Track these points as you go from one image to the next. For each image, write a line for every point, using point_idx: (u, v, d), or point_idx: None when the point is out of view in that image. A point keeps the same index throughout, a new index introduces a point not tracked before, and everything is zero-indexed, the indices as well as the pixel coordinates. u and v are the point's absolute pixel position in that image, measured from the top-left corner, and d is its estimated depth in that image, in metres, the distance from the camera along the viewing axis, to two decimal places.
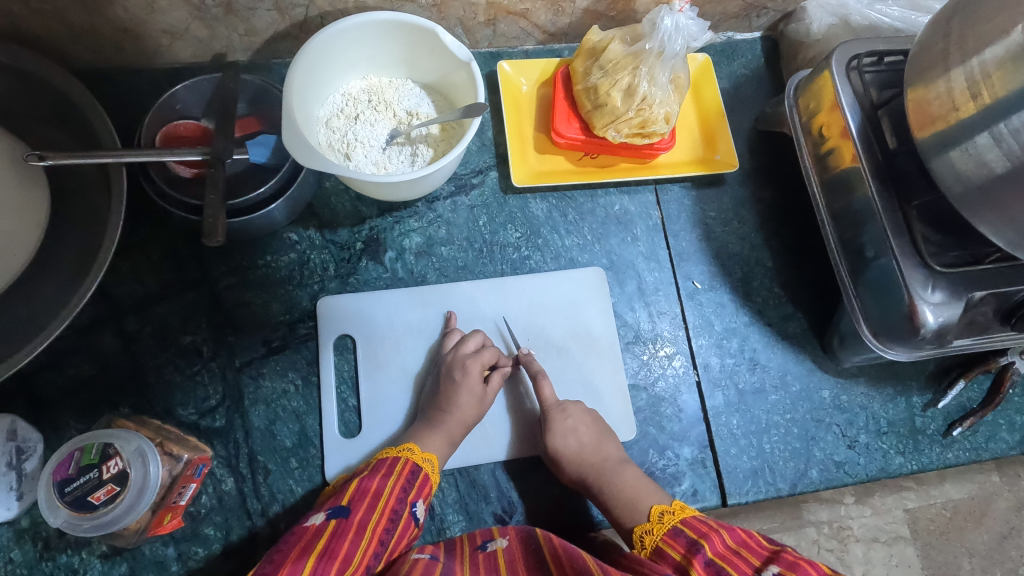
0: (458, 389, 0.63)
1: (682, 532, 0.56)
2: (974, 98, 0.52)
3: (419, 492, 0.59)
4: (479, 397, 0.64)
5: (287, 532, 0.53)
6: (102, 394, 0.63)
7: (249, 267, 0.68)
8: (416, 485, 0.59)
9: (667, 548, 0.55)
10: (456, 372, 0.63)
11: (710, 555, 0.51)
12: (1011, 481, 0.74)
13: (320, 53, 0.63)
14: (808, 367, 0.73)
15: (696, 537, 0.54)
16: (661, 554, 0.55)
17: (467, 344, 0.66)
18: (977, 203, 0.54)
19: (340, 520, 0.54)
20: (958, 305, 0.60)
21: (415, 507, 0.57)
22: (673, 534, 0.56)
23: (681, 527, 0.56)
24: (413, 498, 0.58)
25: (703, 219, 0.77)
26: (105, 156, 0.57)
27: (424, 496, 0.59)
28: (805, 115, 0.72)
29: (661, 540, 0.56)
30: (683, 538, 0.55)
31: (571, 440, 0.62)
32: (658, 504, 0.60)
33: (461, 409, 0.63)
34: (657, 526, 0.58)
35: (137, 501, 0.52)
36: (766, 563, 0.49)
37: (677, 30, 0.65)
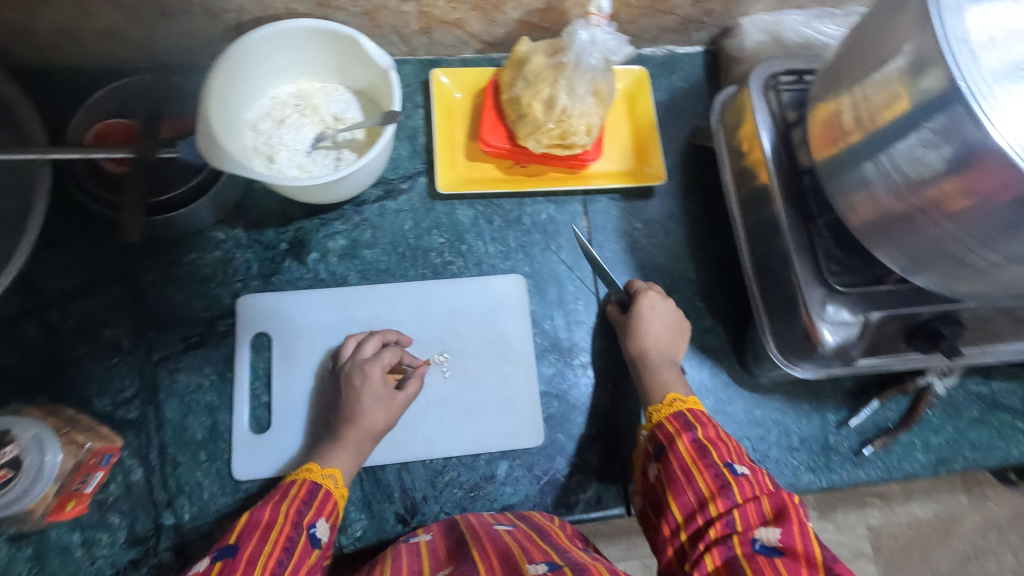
0: (360, 394, 0.63)
1: (686, 414, 0.59)
2: (857, 123, 0.52)
3: (318, 509, 0.57)
4: (387, 405, 0.64)
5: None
6: (22, 383, 0.65)
7: (174, 264, 0.70)
8: (316, 504, 0.57)
9: (666, 421, 0.59)
10: (354, 378, 0.64)
11: (699, 436, 0.56)
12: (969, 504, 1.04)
13: (244, 57, 0.65)
14: (723, 380, 0.73)
15: (694, 421, 0.58)
16: (660, 427, 0.59)
17: (365, 348, 0.66)
18: (867, 226, 0.55)
19: (227, 561, 0.49)
20: (857, 326, 0.61)
21: (315, 526, 0.55)
22: (675, 415, 0.59)
23: (686, 411, 0.60)
24: (312, 516, 0.56)
25: (629, 231, 0.78)
26: (28, 153, 0.60)
27: (325, 512, 0.57)
28: (728, 131, 0.73)
29: (665, 416, 0.60)
30: (683, 418, 0.59)
31: (649, 321, 0.68)
32: (674, 392, 0.63)
33: (366, 416, 0.63)
34: (667, 407, 0.61)
35: (31, 487, 0.54)
36: (743, 463, 0.54)
37: (593, 44, 0.66)
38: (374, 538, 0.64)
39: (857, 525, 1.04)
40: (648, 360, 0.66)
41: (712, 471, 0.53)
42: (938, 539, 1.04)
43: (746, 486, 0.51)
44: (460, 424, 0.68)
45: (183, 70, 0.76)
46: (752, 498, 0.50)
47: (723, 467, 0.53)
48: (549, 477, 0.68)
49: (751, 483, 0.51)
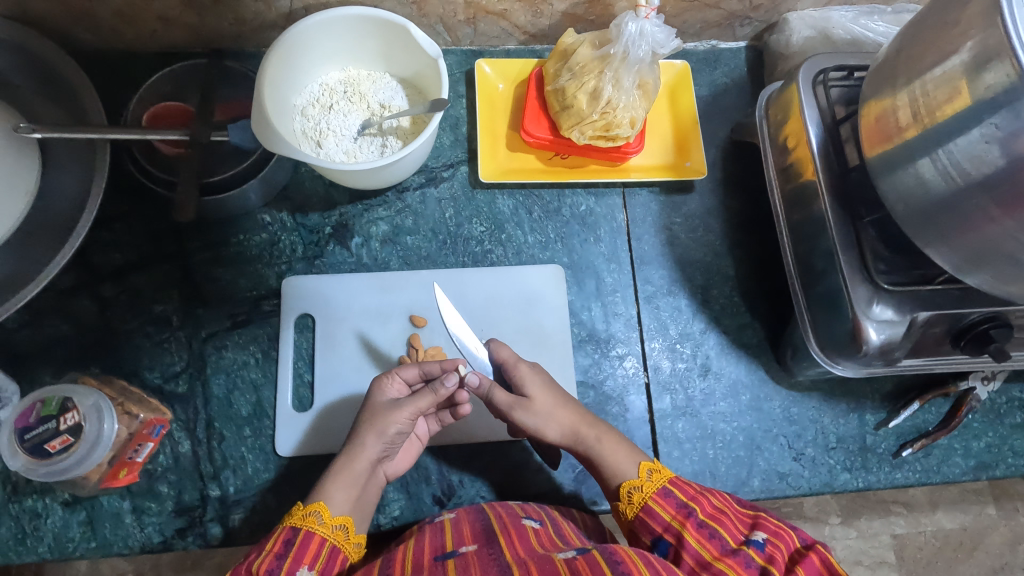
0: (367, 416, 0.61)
1: (671, 490, 0.58)
2: (914, 118, 0.52)
3: (299, 557, 0.52)
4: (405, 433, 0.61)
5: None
6: (76, 353, 0.67)
7: (222, 244, 0.71)
8: (297, 550, 0.52)
9: (658, 508, 0.57)
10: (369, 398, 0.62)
11: (701, 517, 0.55)
12: (1007, 514, 1.01)
13: (297, 43, 0.66)
14: (760, 377, 0.73)
15: (687, 500, 0.56)
16: (650, 512, 0.57)
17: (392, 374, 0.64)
18: (920, 223, 0.54)
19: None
20: (903, 325, 0.60)
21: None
22: (663, 494, 0.57)
23: (670, 487, 0.58)
24: (290, 567, 0.51)
25: (668, 225, 0.78)
26: (93, 132, 0.62)
27: (308, 558, 0.53)
28: (773, 126, 0.72)
29: (651, 498, 0.57)
30: (674, 498, 0.57)
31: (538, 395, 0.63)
32: (646, 460, 0.61)
33: (369, 441, 0.60)
34: (646, 484, 0.59)
35: (91, 454, 0.56)
36: (753, 529, 0.53)
37: (641, 36, 0.65)
38: (412, 518, 0.66)
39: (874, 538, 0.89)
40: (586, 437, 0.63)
41: (734, 554, 0.50)
42: (962, 552, 1.02)
43: (776, 559, 0.50)
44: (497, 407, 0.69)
45: (234, 55, 0.78)
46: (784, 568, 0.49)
47: (742, 544, 0.52)
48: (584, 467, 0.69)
49: (773, 550, 0.50)
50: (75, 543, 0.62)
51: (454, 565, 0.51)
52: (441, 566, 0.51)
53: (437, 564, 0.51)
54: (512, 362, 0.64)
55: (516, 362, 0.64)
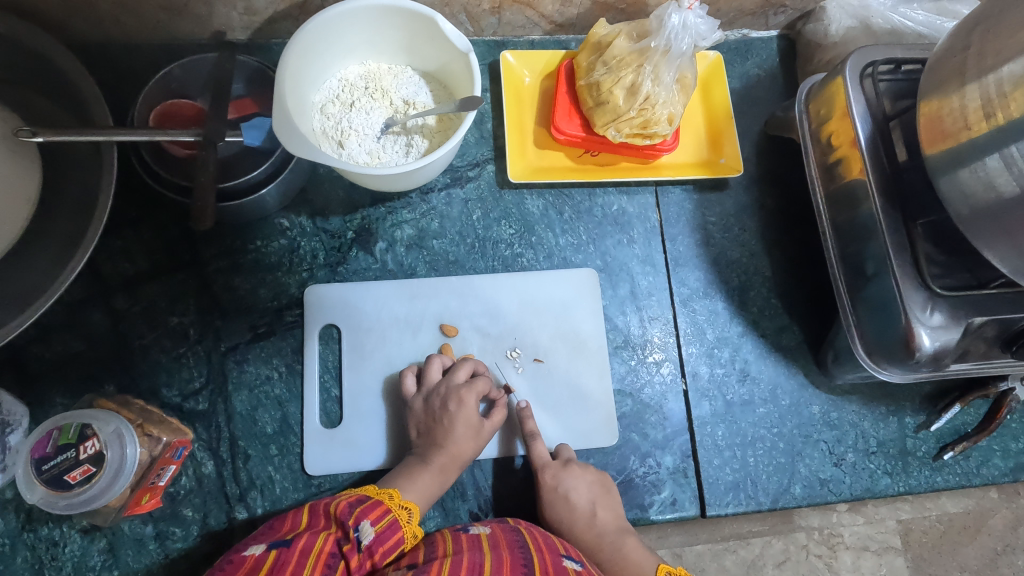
0: (448, 425, 0.62)
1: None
2: (987, 118, 0.49)
3: (365, 511, 0.54)
4: (475, 429, 0.63)
5: (223, 561, 0.48)
6: (89, 370, 0.63)
7: (239, 251, 0.67)
8: (367, 505, 0.55)
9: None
10: (451, 403, 0.62)
11: None
12: (1011, 500, 0.85)
13: (317, 35, 0.62)
14: (799, 381, 0.71)
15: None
16: None
17: (432, 371, 0.64)
18: (982, 226, 0.52)
19: (282, 550, 0.49)
20: (957, 330, 0.58)
21: (359, 528, 0.52)
22: None
23: None
24: (357, 516, 0.53)
25: (703, 224, 0.75)
26: (95, 134, 0.56)
27: (374, 515, 0.54)
28: (815, 122, 0.69)
29: None
30: None
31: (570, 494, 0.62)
32: (664, 564, 0.62)
33: (456, 442, 0.62)
34: None
35: (113, 483, 0.53)
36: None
37: (684, 29, 0.62)
38: None
39: (888, 515, 0.83)
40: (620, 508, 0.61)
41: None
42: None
43: None
44: (541, 407, 0.68)
45: (244, 48, 0.73)
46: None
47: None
48: (623, 478, 0.67)
49: None
50: (96, 573, 0.59)
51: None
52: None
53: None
54: (551, 463, 0.64)
55: (550, 463, 0.64)
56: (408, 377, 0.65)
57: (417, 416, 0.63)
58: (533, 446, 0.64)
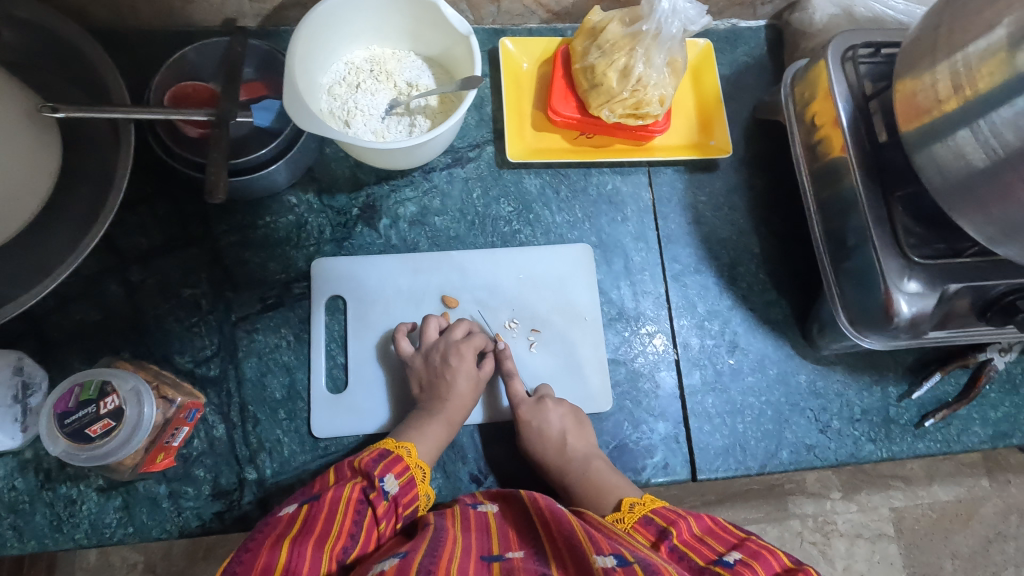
0: (450, 378, 0.65)
1: (650, 519, 0.58)
2: (957, 92, 0.52)
3: (389, 465, 0.56)
4: (475, 381, 0.67)
5: (260, 522, 0.50)
6: (105, 339, 0.66)
7: (250, 226, 0.71)
8: (390, 459, 0.57)
9: (636, 535, 0.58)
10: (451, 358, 0.66)
11: (676, 541, 0.55)
12: None
13: (325, 19, 0.65)
14: (786, 352, 0.74)
15: (667, 524, 0.57)
16: (630, 541, 0.58)
17: (429, 330, 0.68)
18: (954, 195, 0.55)
19: (313, 504, 0.51)
20: (933, 297, 0.61)
21: (385, 480, 0.55)
22: (644, 522, 0.58)
23: (651, 515, 0.59)
24: (383, 468, 0.56)
25: (694, 203, 0.78)
26: (115, 112, 0.59)
27: (396, 469, 0.57)
28: (799, 103, 0.73)
29: (632, 528, 0.58)
30: (653, 526, 0.58)
31: (559, 428, 0.64)
32: (629, 495, 0.62)
33: (458, 395, 0.65)
34: (629, 516, 0.60)
35: (131, 437, 0.56)
36: (729, 549, 0.53)
37: (674, 13, 0.66)
38: (450, 496, 0.66)
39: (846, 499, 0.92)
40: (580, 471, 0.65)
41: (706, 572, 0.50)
42: (914, 532, 1.07)
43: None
44: (541, 377, 0.71)
45: (254, 35, 0.76)
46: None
47: (712, 562, 0.52)
48: (617, 442, 0.70)
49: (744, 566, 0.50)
50: (112, 530, 0.62)
51: (499, 569, 0.48)
52: (485, 568, 0.48)
53: (482, 563, 0.48)
54: (527, 399, 0.67)
55: (528, 398, 0.67)
56: (405, 339, 0.67)
57: (419, 372, 0.66)
58: (513, 384, 0.68)
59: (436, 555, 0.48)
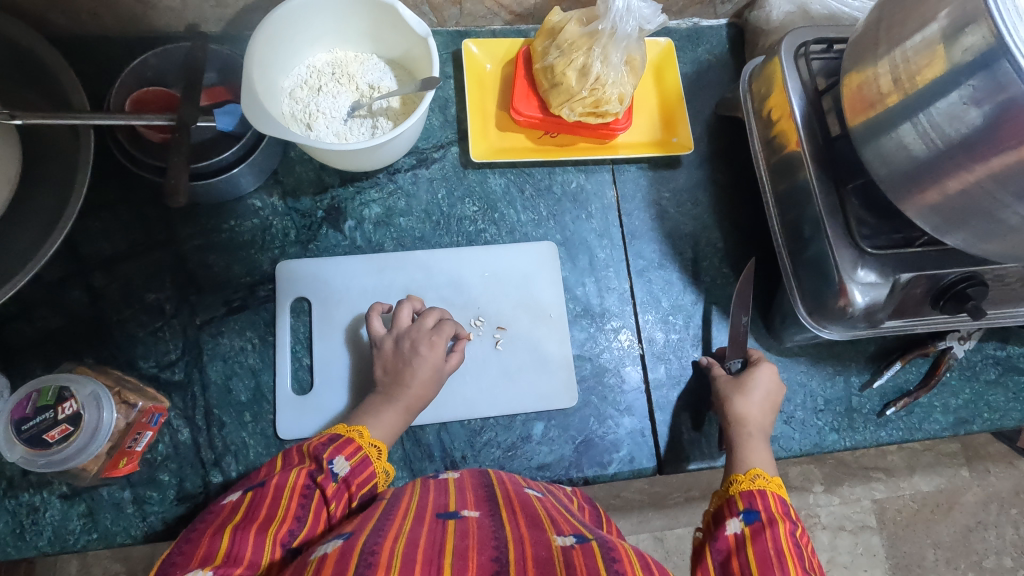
0: (415, 365, 0.64)
1: (786, 503, 0.56)
2: (897, 86, 0.53)
3: (339, 448, 0.57)
4: (438, 370, 0.66)
5: (202, 514, 0.51)
6: (67, 345, 0.66)
7: (214, 230, 0.71)
8: (339, 443, 0.57)
9: (768, 498, 0.55)
10: (420, 346, 0.65)
11: (795, 535, 0.52)
12: None
13: (283, 23, 0.66)
14: (750, 345, 0.75)
15: (794, 518, 0.54)
16: (759, 497, 0.56)
17: (401, 315, 0.67)
18: (900, 185, 0.57)
19: (258, 490, 0.52)
20: (886, 287, 0.62)
21: (334, 462, 0.55)
22: (779, 499, 0.56)
23: (788, 502, 0.56)
24: (332, 451, 0.56)
25: (657, 200, 0.79)
26: (73, 118, 0.59)
27: (347, 451, 0.57)
28: (757, 99, 0.74)
29: (768, 491, 0.56)
30: (783, 507, 0.55)
31: (759, 394, 0.66)
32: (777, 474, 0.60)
33: (420, 383, 0.64)
34: (772, 484, 0.58)
35: (90, 442, 0.56)
36: None
37: (629, 12, 0.66)
38: None
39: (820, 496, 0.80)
40: (742, 429, 0.65)
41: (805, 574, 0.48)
42: (897, 521, 1.09)
43: None
44: (507, 373, 0.71)
45: (216, 39, 0.76)
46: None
47: None
48: (583, 437, 0.70)
49: None
50: (76, 536, 0.61)
51: (453, 526, 0.48)
52: (441, 527, 0.48)
53: (437, 520, 0.49)
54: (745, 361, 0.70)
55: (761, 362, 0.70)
56: (378, 319, 0.68)
57: (386, 356, 0.66)
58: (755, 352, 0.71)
59: (382, 533, 0.46)
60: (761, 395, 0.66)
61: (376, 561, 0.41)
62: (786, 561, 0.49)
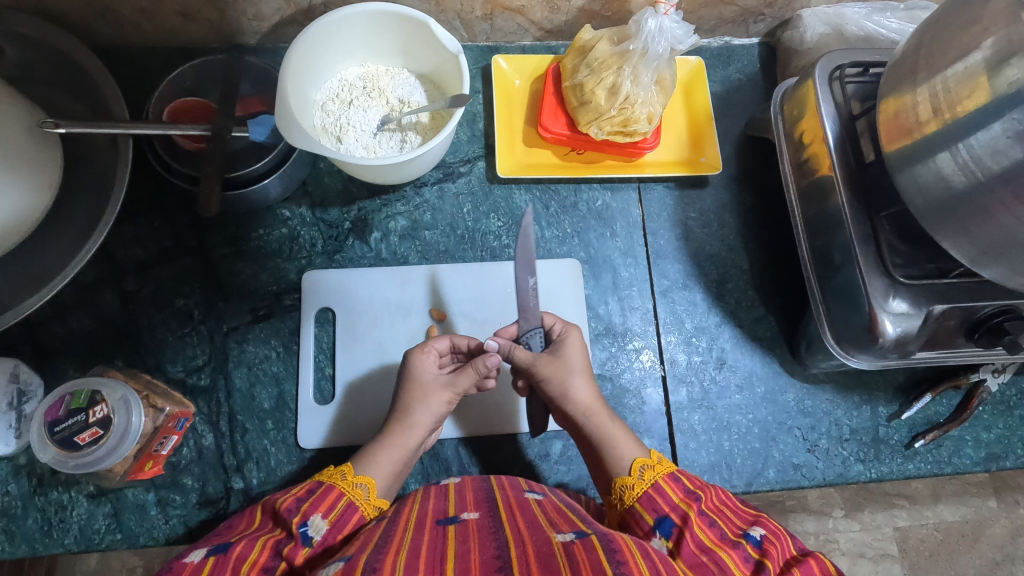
0: (422, 391, 0.62)
1: (678, 478, 0.55)
2: (936, 114, 0.52)
3: (315, 504, 0.52)
4: (426, 384, 0.62)
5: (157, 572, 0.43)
6: (99, 347, 0.68)
7: (243, 238, 0.72)
8: (316, 497, 0.53)
9: (668, 487, 0.54)
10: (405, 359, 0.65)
11: (705, 507, 0.52)
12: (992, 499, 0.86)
13: (319, 37, 0.67)
14: (774, 370, 0.74)
15: (695, 487, 0.54)
16: (659, 491, 0.54)
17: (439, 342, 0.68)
18: (936, 217, 0.55)
19: (218, 557, 0.46)
20: (919, 318, 0.60)
21: (308, 522, 0.50)
22: (673, 479, 0.55)
23: (677, 473, 0.56)
24: (305, 511, 0.51)
25: (683, 219, 0.78)
26: (114, 127, 0.61)
27: (323, 508, 0.52)
28: (788, 122, 0.73)
29: (660, 479, 0.55)
30: (682, 485, 0.54)
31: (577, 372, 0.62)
32: (640, 457, 0.58)
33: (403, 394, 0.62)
34: (658, 466, 0.56)
35: (119, 446, 0.57)
36: (753, 525, 0.50)
37: (661, 32, 0.66)
38: None
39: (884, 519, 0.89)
40: (593, 420, 0.61)
41: (734, 546, 0.47)
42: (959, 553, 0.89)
43: (772, 555, 0.46)
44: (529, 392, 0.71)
45: (252, 51, 0.78)
46: (780, 564, 0.46)
47: (740, 538, 0.49)
48: None
49: (774, 548, 0.47)
50: (101, 535, 0.63)
51: (453, 532, 0.49)
52: (441, 532, 0.49)
53: (438, 528, 0.50)
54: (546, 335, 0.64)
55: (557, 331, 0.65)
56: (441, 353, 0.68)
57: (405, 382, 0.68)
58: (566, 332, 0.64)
59: (384, 549, 0.45)
60: (581, 377, 0.62)
61: (381, 565, 0.42)
62: (716, 552, 0.47)
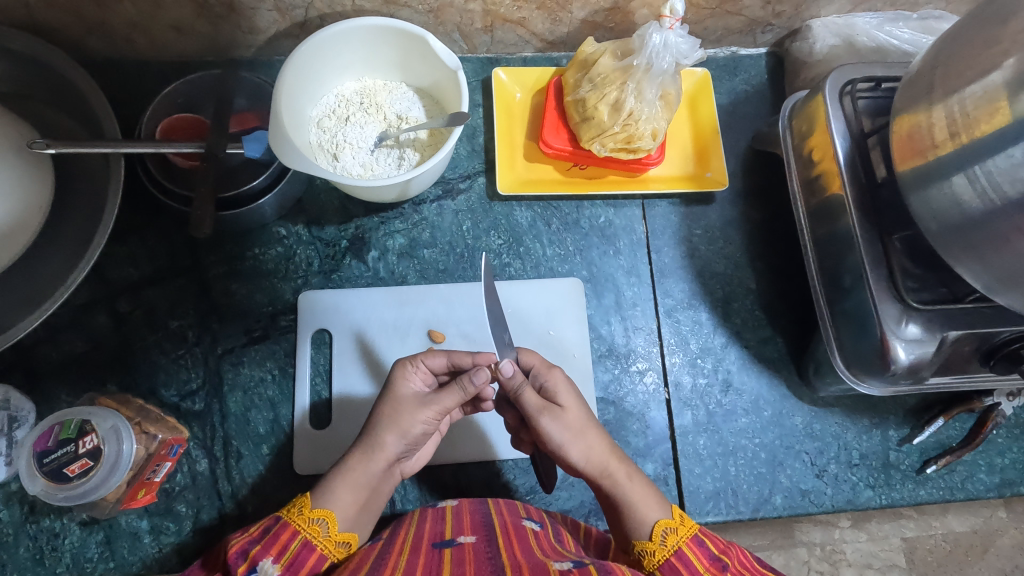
0: (394, 406, 0.58)
1: (704, 542, 0.51)
2: (953, 137, 0.50)
3: (266, 548, 0.47)
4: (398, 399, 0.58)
5: None
6: (92, 370, 0.66)
7: (238, 257, 0.71)
8: (269, 538, 0.48)
9: (693, 556, 0.50)
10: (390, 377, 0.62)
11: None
12: None
13: (314, 52, 0.65)
14: (782, 393, 0.72)
15: (721, 553, 0.50)
16: (684, 561, 0.50)
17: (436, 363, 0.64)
18: (951, 242, 0.53)
19: None
20: (933, 343, 0.58)
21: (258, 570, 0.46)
22: (699, 543, 0.51)
23: (703, 536, 0.52)
24: (255, 556, 0.46)
25: (688, 236, 0.76)
26: (105, 147, 0.60)
27: (274, 551, 0.47)
28: (797, 137, 0.71)
29: (687, 546, 0.51)
30: (709, 551, 0.50)
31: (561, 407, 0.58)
32: (661, 517, 0.53)
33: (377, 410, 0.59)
34: (683, 527, 0.52)
35: (109, 476, 0.56)
36: None
37: (665, 48, 0.64)
38: None
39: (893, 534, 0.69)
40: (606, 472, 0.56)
41: None
42: (973, 555, 0.70)
43: None
44: None
45: (247, 65, 0.76)
46: None
47: None
48: None
49: None
50: (93, 564, 0.62)
51: (449, 555, 0.48)
52: (437, 556, 0.47)
53: (434, 550, 0.48)
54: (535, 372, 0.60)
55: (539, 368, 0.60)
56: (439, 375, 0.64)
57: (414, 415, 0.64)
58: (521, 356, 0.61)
59: None
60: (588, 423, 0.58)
61: None
62: None
